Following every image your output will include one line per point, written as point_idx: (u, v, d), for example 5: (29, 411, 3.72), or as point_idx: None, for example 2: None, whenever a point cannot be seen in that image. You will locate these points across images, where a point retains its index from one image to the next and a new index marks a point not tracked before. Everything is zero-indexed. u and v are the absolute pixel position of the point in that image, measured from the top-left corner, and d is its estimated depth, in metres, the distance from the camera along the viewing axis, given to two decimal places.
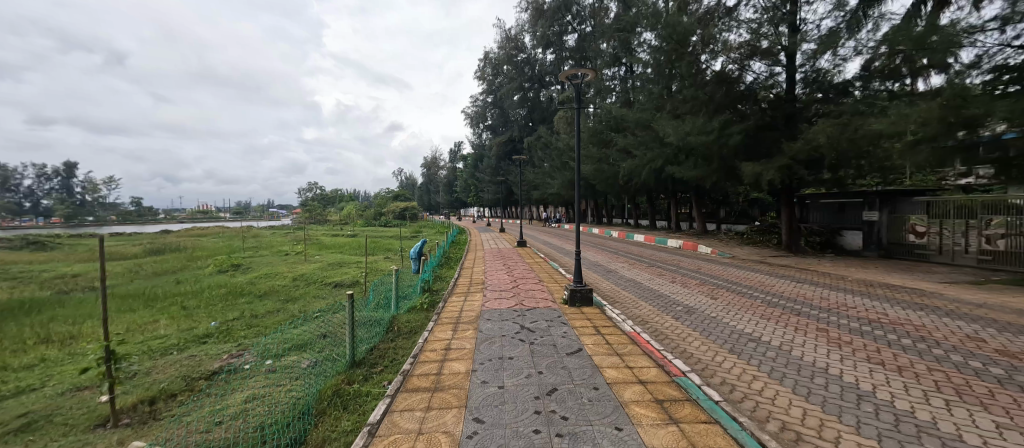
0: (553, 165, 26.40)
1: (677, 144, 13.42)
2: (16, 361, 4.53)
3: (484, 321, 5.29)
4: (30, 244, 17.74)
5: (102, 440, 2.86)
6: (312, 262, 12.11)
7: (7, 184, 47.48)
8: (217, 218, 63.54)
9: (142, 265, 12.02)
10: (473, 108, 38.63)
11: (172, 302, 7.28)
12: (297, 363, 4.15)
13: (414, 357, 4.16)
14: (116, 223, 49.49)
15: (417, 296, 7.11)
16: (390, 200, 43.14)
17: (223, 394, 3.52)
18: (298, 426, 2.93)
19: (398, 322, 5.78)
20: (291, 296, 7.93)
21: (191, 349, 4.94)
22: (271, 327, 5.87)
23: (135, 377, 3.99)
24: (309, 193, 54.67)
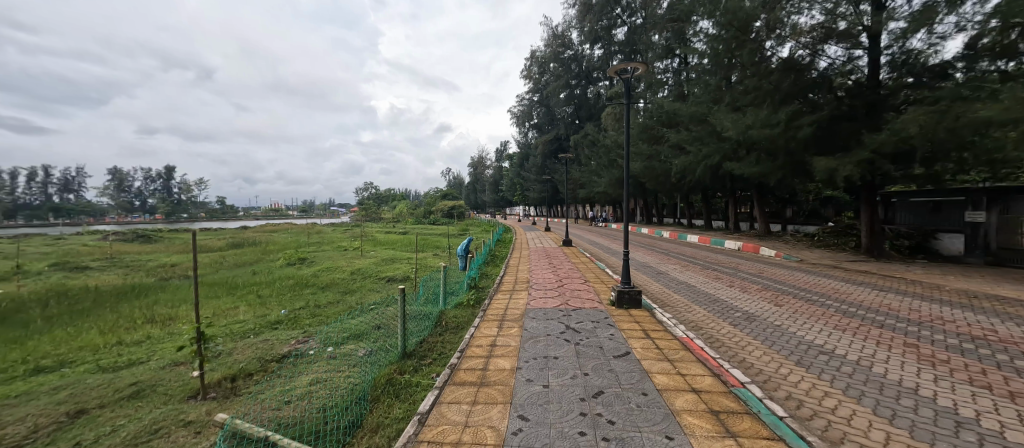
0: (600, 163, 25.81)
1: (736, 138, 12.54)
2: (130, 337, 5.30)
3: (529, 320, 5.30)
4: (139, 237, 20.59)
5: (195, 410, 3.27)
6: (367, 257, 12.87)
7: (122, 186, 55.51)
8: (286, 216, 69.63)
9: (225, 257, 13.49)
10: (519, 107, 38.84)
11: (249, 290, 8.11)
12: (354, 351, 4.44)
13: (460, 352, 4.27)
14: (205, 219, 55.95)
15: (464, 293, 7.28)
16: (439, 199, 44.61)
17: (291, 376, 3.86)
18: (356, 410, 3.14)
19: (446, 316, 5.96)
20: (349, 288, 8.50)
21: (265, 334, 5.47)
22: (332, 316, 6.34)
23: (220, 356, 4.49)
24: (365, 193, 58.12)
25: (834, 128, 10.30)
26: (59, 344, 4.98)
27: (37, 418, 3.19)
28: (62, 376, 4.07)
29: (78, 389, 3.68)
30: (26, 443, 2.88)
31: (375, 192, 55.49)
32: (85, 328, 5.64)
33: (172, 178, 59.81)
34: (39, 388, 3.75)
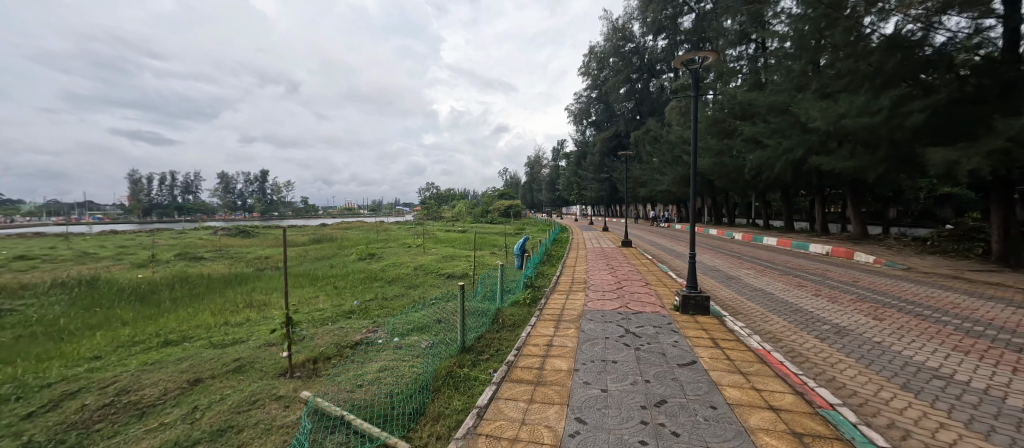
0: (663, 160, 24.51)
1: (825, 129, 11.17)
2: (234, 318, 6.14)
3: (586, 321, 5.20)
4: (239, 232, 23.64)
5: (285, 386, 3.70)
6: (429, 254, 13.53)
7: (228, 187, 64.16)
8: (358, 214, 75.58)
9: (307, 251, 15.01)
10: (577, 105, 38.23)
11: (327, 282, 8.95)
12: (418, 343, 4.69)
13: (517, 350, 4.32)
14: (291, 217, 62.65)
15: (520, 292, 7.34)
16: (496, 198, 45.45)
17: (363, 362, 4.19)
18: (419, 398, 3.32)
19: (503, 313, 6.07)
20: (412, 283, 9.00)
21: (340, 321, 6.00)
22: (397, 309, 6.77)
23: (304, 340, 5.03)
24: (427, 192, 61.01)
25: (955, 113, 8.73)
26: (183, 321, 5.92)
27: (166, 383, 3.81)
28: (185, 349, 4.83)
29: (196, 361, 4.34)
30: (160, 403, 3.47)
31: (436, 192, 58.05)
32: (201, 309, 6.63)
33: (266, 181, 67.83)
34: (169, 357, 4.50)
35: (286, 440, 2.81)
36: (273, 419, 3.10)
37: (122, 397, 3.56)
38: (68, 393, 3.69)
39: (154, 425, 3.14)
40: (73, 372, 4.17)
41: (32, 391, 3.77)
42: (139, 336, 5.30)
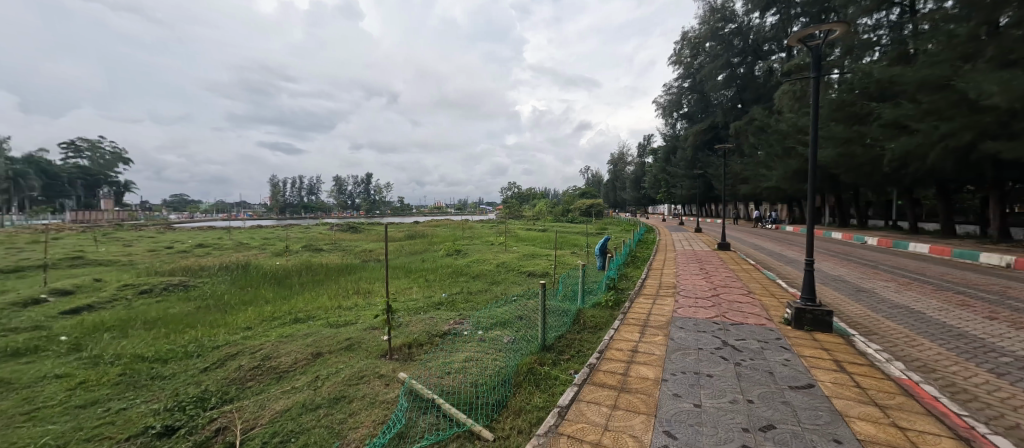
0: (771, 152, 21.61)
1: (1007, 107, 8.72)
2: (346, 303, 7.06)
3: (676, 329, 4.84)
4: (349, 228, 26.99)
5: (385, 366, 4.14)
6: (510, 252, 13.89)
7: (340, 189, 73.74)
8: (446, 213, 80.75)
9: (403, 246, 16.56)
10: (667, 96, 35.72)
11: (419, 275, 9.75)
12: (500, 337, 4.85)
13: (600, 353, 4.20)
14: (390, 215, 69.53)
15: (602, 294, 7.09)
16: (577, 197, 44.73)
17: (451, 351, 4.47)
18: (502, 391, 3.44)
19: (584, 314, 5.94)
20: (495, 279, 9.33)
21: (431, 312, 6.50)
22: (481, 303, 7.10)
23: (400, 326, 5.55)
24: (509, 191, 62.57)
25: None
26: (308, 302, 7.00)
27: (297, 352, 4.54)
28: (310, 326, 5.71)
29: (317, 337, 5.10)
30: (292, 370, 4.15)
31: (518, 191, 59.23)
32: (320, 293, 7.75)
33: (370, 183, 76.37)
34: (298, 332, 5.36)
35: (386, 414, 3.14)
36: (376, 394, 3.50)
37: (265, 362, 4.34)
38: (230, 355, 4.62)
39: (288, 387, 3.76)
40: (234, 338, 5.22)
41: (207, 350, 4.80)
42: (277, 312, 6.40)
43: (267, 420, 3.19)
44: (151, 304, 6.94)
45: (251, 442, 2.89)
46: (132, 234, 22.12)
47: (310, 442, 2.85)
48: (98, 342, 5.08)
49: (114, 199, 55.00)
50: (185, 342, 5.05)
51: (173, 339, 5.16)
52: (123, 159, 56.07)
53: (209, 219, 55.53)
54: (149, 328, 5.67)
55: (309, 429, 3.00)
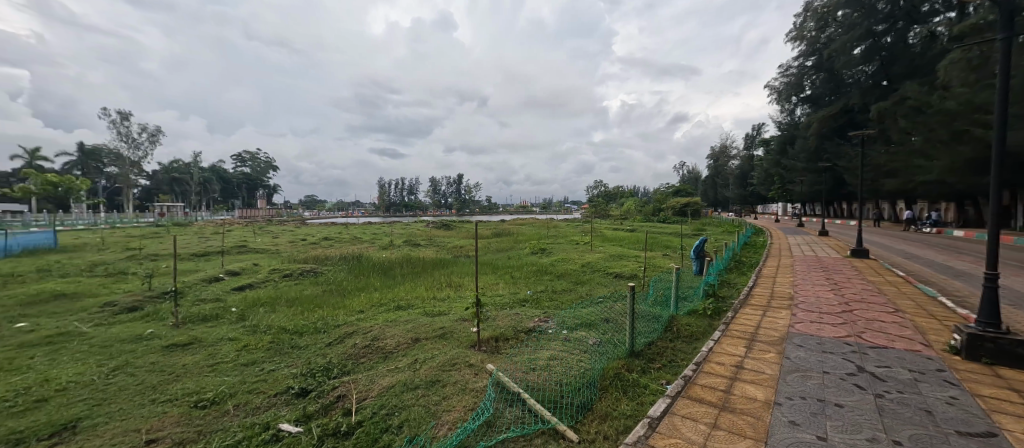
0: (930, 138, 17.37)
1: None
2: (439, 294, 7.63)
3: (793, 347, 4.20)
4: (442, 225, 29.04)
5: (474, 356, 4.37)
6: (596, 252, 13.52)
7: (435, 189, 79.79)
8: (531, 212, 81.65)
9: (491, 243, 17.27)
10: (784, 79, 31.07)
11: (505, 272, 10.06)
12: (585, 339, 4.76)
13: (696, 366, 3.87)
14: (479, 214, 73.02)
15: (699, 301, 6.45)
16: (670, 195, 41.60)
17: (536, 348, 4.53)
18: (587, 393, 3.38)
19: (677, 322, 5.48)
20: (580, 280, 9.18)
21: (517, 308, 6.68)
22: (566, 303, 7.04)
23: (488, 320, 5.80)
24: (595, 190, 60.86)
25: None
26: (408, 292, 7.74)
27: (399, 336, 5.05)
28: (410, 314, 6.31)
29: (416, 324, 5.61)
30: (395, 351, 4.64)
31: (604, 190, 57.32)
32: (417, 285, 8.51)
33: (461, 183, 81.22)
34: (400, 318, 5.96)
35: (476, 402, 3.32)
36: (466, 382, 3.71)
37: (374, 342, 4.93)
38: (347, 333, 5.36)
39: (393, 366, 4.22)
40: (350, 319, 6.03)
41: (330, 328, 5.63)
42: (383, 299, 7.21)
43: (376, 393, 3.61)
44: (291, 287, 8.37)
45: (364, 411, 3.30)
46: (278, 228, 26.93)
47: (409, 418, 3.16)
48: (256, 314, 6.32)
49: (266, 200, 67.57)
50: (314, 320, 5.98)
51: (307, 316, 6.17)
52: (272, 167, 68.51)
53: (332, 216, 64.88)
54: (289, 306, 6.86)
55: (409, 407, 3.32)
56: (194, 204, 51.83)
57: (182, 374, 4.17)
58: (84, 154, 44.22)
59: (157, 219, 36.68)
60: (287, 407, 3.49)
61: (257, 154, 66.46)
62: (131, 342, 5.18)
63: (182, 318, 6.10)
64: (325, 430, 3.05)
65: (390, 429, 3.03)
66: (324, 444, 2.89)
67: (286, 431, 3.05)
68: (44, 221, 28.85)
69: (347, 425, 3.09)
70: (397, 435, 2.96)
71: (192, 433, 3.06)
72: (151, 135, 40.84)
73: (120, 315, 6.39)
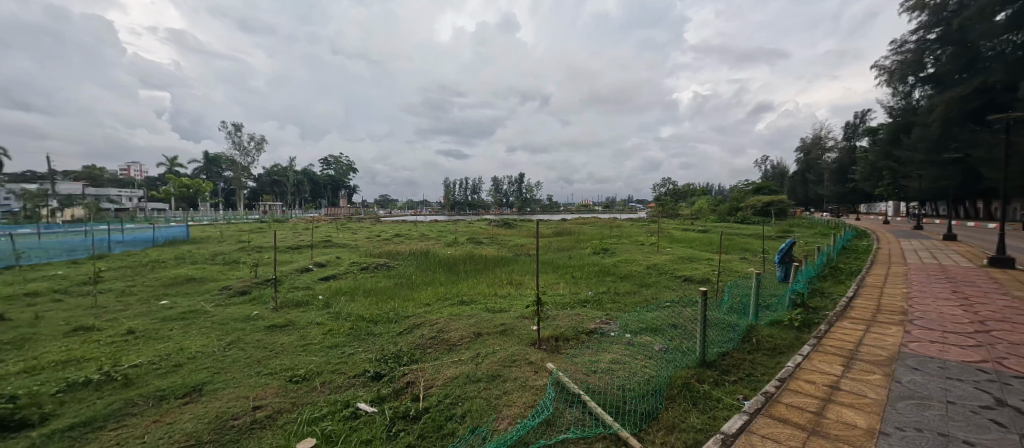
0: None
1: None
2: (500, 291, 7.80)
3: (906, 370, 3.60)
4: (504, 224, 29.54)
5: (534, 354, 4.40)
6: (664, 254, 12.79)
7: (498, 188, 81.39)
8: (593, 211, 79.53)
9: (551, 242, 17.19)
10: (896, 57, 26.63)
11: (567, 271, 9.96)
12: (650, 344, 4.54)
13: (780, 383, 3.50)
14: (540, 213, 73.04)
15: (784, 311, 5.80)
16: (750, 193, 37.89)
17: (597, 350, 4.42)
18: (652, 401, 3.22)
19: (757, 332, 4.98)
20: (645, 282, 8.78)
21: (577, 308, 6.58)
22: (629, 305, 6.78)
23: (548, 319, 5.80)
24: (663, 188, 57.55)
25: None
26: (471, 288, 8.01)
27: (463, 330, 5.25)
28: (472, 309, 6.54)
29: (478, 319, 5.80)
30: (459, 344, 4.84)
31: (673, 188, 53.98)
32: (480, 281, 8.77)
33: (522, 182, 81.89)
34: (463, 313, 6.20)
35: (536, 400, 3.34)
36: (526, 379, 3.75)
37: (440, 334, 5.19)
38: (416, 324, 5.70)
39: (457, 358, 4.41)
40: (418, 312, 6.41)
41: (400, 319, 6.04)
42: (448, 294, 7.54)
43: (441, 383, 3.79)
44: (367, 279, 9.12)
45: (431, 398, 3.49)
46: (356, 225, 29.50)
47: (472, 409, 3.27)
48: (338, 302, 7.01)
49: (346, 199, 74.34)
50: (387, 310, 6.47)
51: (381, 307, 6.69)
52: (352, 169, 75.12)
53: (402, 214, 69.33)
54: (366, 296, 7.48)
55: (471, 398, 3.44)
56: (289, 203, 58.79)
57: (280, 352, 4.77)
58: (207, 161, 52.37)
59: (261, 216, 42.16)
60: (364, 388, 3.82)
61: (340, 157, 73.25)
62: (242, 321, 6.04)
63: (280, 303, 6.98)
64: (396, 412, 3.28)
65: (455, 418, 3.17)
66: (396, 425, 3.12)
67: (363, 410, 3.33)
68: (180, 217, 34.61)
69: (416, 410, 3.29)
70: (461, 424, 3.08)
71: (288, 403, 3.49)
72: (257, 143, 46.98)
73: (233, 297, 7.49)
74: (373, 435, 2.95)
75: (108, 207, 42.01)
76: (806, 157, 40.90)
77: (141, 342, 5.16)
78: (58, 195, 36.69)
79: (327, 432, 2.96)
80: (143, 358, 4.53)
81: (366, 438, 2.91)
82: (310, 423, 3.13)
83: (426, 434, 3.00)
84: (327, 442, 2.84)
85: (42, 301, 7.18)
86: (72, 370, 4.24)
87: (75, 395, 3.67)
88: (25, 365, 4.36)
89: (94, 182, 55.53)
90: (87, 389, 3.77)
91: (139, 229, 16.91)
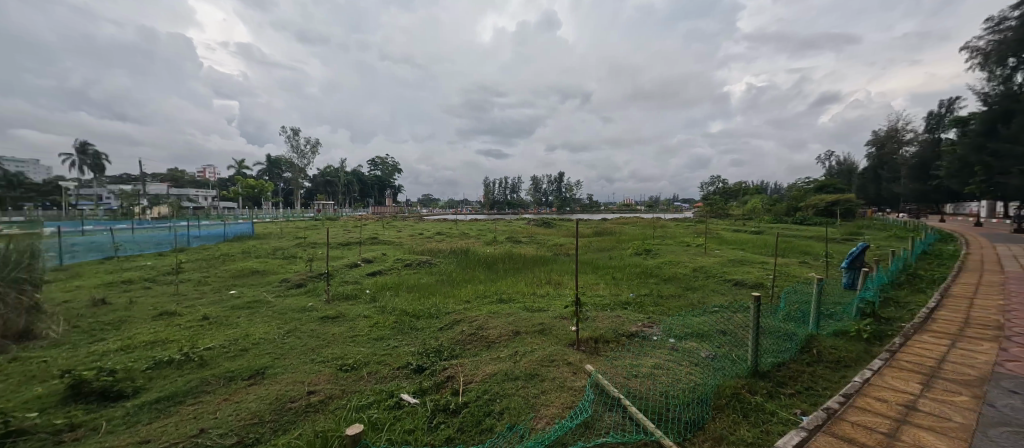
0: None
1: None
2: (539, 291, 7.78)
3: (1002, 394, 3.17)
4: (543, 223, 29.43)
5: (572, 355, 4.35)
6: (712, 256, 12.14)
7: (537, 188, 81.22)
8: (636, 211, 77.01)
9: (591, 242, 16.91)
10: (992, 37, 23.39)
11: (607, 272, 9.74)
12: (696, 350, 4.33)
13: (845, 399, 3.21)
14: (580, 212, 72.00)
15: (850, 322, 5.28)
16: (811, 192, 34.93)
17: (639, 354, 4.29)
18: (697, 410, 3.08)
19: (818, 343, 4.59)
20: (691, 285, 8.40)
21: (618, 310, 6.42)
22: (674, 309, 6.52)
23: (587, 320, 5.72)
24: (711, 187, 54.57)
25: None
26: (510, 287, 8.08)
27: (501, 328, 5.31)
28: (511, 307, 6.59)
29: (516, 317, 5.83)
30: (498, 342, 4.90)
31: (723, 186, 51.05)
32: (518, 280, 8.81)
33: (562, 181, 81.07)
34: (502, 311, 6.27)
35: (574, 401, 3.31)
36: (564, 379, 3.73)
37: (479, 331, 5.28)
38: (456, 320, 5.85)
39: (496, 356, 4.46)
40: (458, 308, 6.56)
41: (441, 315, 6.21)
42: (487, 292, 7.65)
43: (480, 379, 3.86)
44: (410, 275, 9.48)
45: (470, 393, 3.56)
46: (401, 223, 30.73)
47: (510, 407, 3.30)
48: (384, 297, 7.35)
49: (392, 198, 77.64)
50: (429, 306, 6.68)
51: (423, 303, 6.92)
52: (397, 170, 78.28)
53: (444, 213, 71.21)
54: (409, 291, 7.78)
55: (509, 396, 3.48)
56: (340, 202, 62.42)
57: (332, 341, 5.08)
58: (269, 163, 56.90)
59: (315, 214, 45.18)
60: (407, 379, 3.97)
61: (386, 159, 76.53)
62: (299, 311, 6.51)
63: (331, 295, 7.44)
64: (437, 405, 3.39)
65: (493, 414, 3.22)
66: (436, 418, 3.22)
67: (406, 400, 3.47)
68: (247, 215, 37.96)
69: (455, 404, 3.37)
70: (499, 421, 3.12)
71: (338, 390, 3.72)
72: (312, 146, 50.29)
73: (291, 289, 8.10)
74: (416, 426, 3.06)
75: (187, 205, 46.99)
76: (878, 151, 36.97)
77: (213, 327, 5.72)
78: (148, 195, 41.58)
79: (373, 420, 3.11)
80: (215, 341, 5.02)
81: (409, 427, 3.03)
82: (358, 410, 3.32)
83: (465, 428, 3.07)
84: (373, 429, 3.00)
85: (136, 288, 8.19)
86: (159, 350, 4.78)
87: (160, 372, 4.13)
88: (121, 344, 4.98)
89: (177, 183, 62.24)
90: (169, 367, 4.23)
91: (212, 225, 18.77)
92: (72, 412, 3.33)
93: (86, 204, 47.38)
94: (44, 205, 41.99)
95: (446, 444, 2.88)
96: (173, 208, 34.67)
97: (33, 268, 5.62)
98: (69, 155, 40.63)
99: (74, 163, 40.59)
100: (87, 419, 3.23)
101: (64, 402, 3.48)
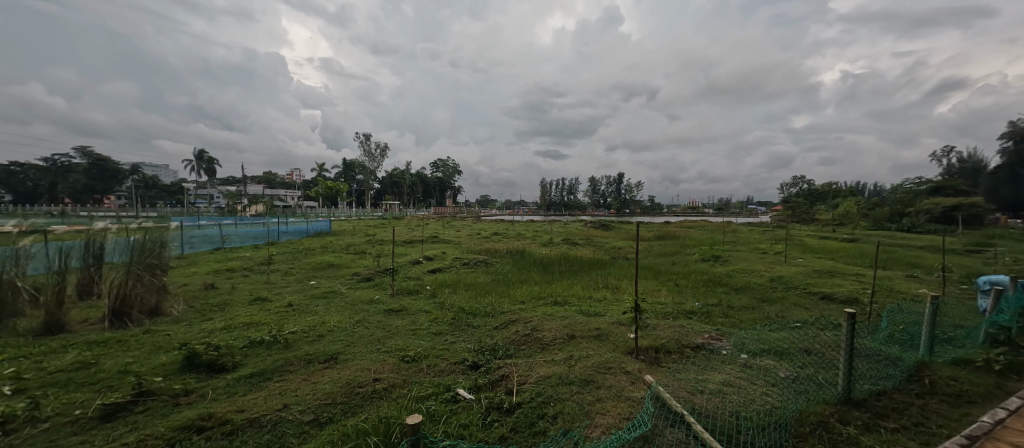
0: None
1: None
2: (595, 294, 7.58)
3: None
4: (601, 224, 28.67)
5: (631, 363, 4.17)
6: (794, 265, 10.92)
7: (594, 189, 79.07)
8: (703, 213, 72.02)
9: (653, 246, 16.05)
10: None
11: (670, 278, 9.19)
12: (774, 369, 3.90)
13: (968, 442, 2.72)
14: (639, 213, 69.03)
15: (976, 349, 4.42)
16: (922, 194, 29.90)
17: (706, 367, 4.00)
18: (773, 435, 2.78)
19: (932, 371, 3.90)
20: (768, 296, 7.62)
21: (681, 319, 6.04)
22: (746, 321, 5.97)
23: (648, 327, 5.45)
24: (794, 188, 48.92)
25: None
26: (565, 289, 7.98)
27: (556, 331, 5.22)
28: (567, 309, 6.53)
29: (573, 320, 5.76)
30: (552, 344, 4.85)
31: (807, 188, 45.72)
32: (575, 283, 8.64)
33: (622, 182, 78.17)
34: (558, 313, 6.22)
35: (632, 413, 3.17)
36: (621, 389, 3.58)
37: (534, 332, 5.28)
38: (512, 320, 5.93)
39: (550, 358, 4.43)
40: (513, 308, 6.64)
41: (495, 314, 6.32)
42: (543, 293, 7.63)
43: (534, 380, 3.85)
44: (467, 273, 9.82)
45: (523, 394, 3.57)
46: (460, 223, 31.74)
47: (564, 411, 3.25)
48: (443, 293, 7.67)
49: (452, 199, 80.89)
50: (485, 305, 6.82)
51: (479, 301, 7.11)
52: (457, 171, 81.02)
53: (501, 213, 72.52)
54: (466, 289, 8.03)
55: (564, 400, 3.43)
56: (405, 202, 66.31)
57: (395, 333, 5.42)
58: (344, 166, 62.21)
59: (383, 213, 48.55)
60: (463, 375, 4.08)
61: (447, 160, 79.71)
62: (367, 303, 7.03)
63: (395, 290, 7.91)
64: (492, 403, 3.44)
65: (546, 418, 3.19)
66: (490, 415, 3.26)
67: (462, 396, 3.57)
68: (325, 214, 41.91)
69: (509, 404, 3.39)
70: (553, 425, 3.09)
71: (399, 380, 3.93)
72: (381, 150, 53.77)
73: (362, 282, 8.78)
74: (470, 421, 3.14)
75: (278, 204, 53.05)
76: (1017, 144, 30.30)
77: (296, 313, 6.38)
78: (248, 195, 47.84)
79: (430, 411, 3.24)
80: (297, 327, 5.57)
81: (464, 422, 3.12)
82: (419, 400, 3.49)
83: (519, 428, 3.07)
84: (431, 420, 3.13)
85: (237, 275, 9.45)
86: (252, 330, 5.45)
87: (253, 350, 4.70)
88: (224, 324, 5.75)
89: (271, 184, 70.84)
90: (261, 347, 4.80)
91: (298, 222, 20.94)
92: (187, 379, 3.92)
93: (202, 202, 55.81)
94: (172, 202, 50.30)
95: (500, 442, 2.92)
96: (268, 206, 39.74)
97: (162, 255, 6.67)
98: (191, 160, 48.05)
99: (194, 167, 47.93)
100: (197, 386, 3.77)
101: (182, 370, 4.10)
